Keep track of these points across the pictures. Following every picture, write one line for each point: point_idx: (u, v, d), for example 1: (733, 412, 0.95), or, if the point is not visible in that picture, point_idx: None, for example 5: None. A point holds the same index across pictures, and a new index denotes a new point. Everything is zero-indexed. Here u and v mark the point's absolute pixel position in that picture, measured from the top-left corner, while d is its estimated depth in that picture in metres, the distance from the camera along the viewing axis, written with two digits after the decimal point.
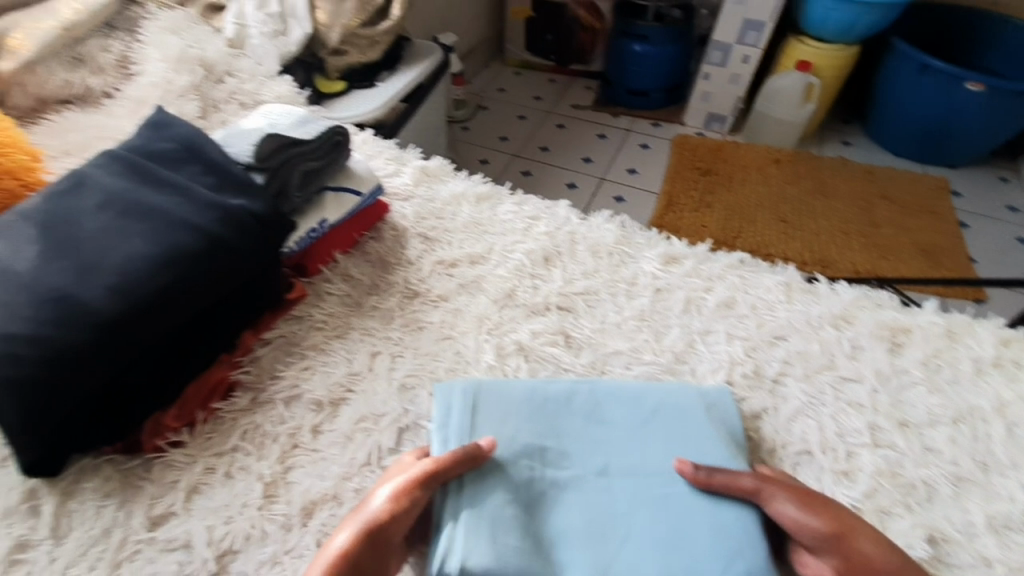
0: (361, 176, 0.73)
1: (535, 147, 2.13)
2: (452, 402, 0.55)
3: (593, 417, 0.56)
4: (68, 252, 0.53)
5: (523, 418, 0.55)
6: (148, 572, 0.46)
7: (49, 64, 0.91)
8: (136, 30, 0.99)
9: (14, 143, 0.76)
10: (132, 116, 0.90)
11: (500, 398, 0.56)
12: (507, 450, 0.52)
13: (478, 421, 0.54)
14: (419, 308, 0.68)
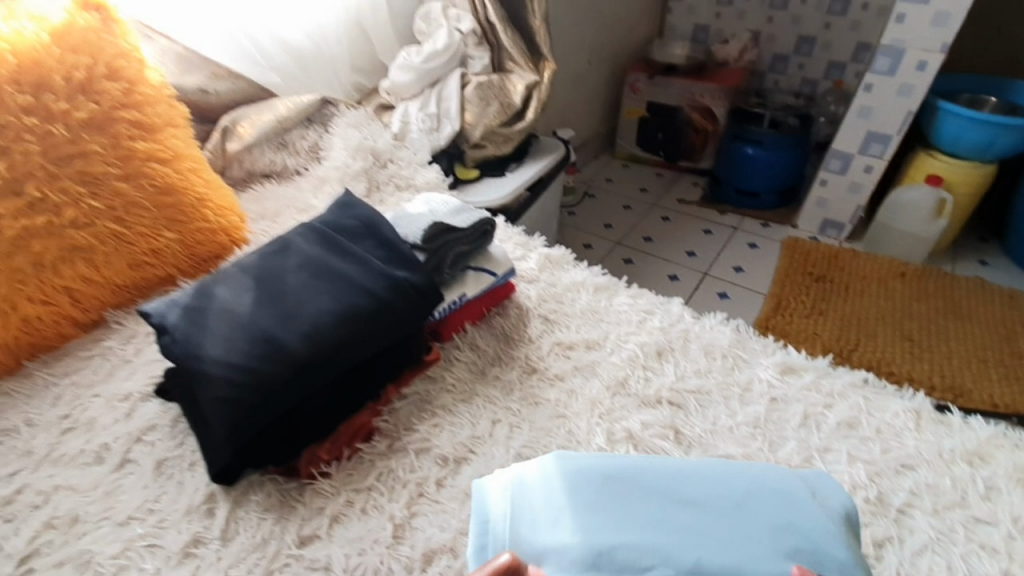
0: (497, 260, 0.83)
1: (639, 237, 2.20)
2: (499, 503, 0.52)
3: (653, 512, 0.52)
4: (274, 301, 0.66)
5: (570, 516, 0.51)
6: None
7: (261, 147, 1.11)
8: (328, 124, 1.17)
9: (232, 208, 0.96)
10: (313, 191, 1.08)
11: (538, 501, 0.52)
12: (566, 548, 0.48)
13: (521, 525, 0.50)
14: (537, 384, 0.74)
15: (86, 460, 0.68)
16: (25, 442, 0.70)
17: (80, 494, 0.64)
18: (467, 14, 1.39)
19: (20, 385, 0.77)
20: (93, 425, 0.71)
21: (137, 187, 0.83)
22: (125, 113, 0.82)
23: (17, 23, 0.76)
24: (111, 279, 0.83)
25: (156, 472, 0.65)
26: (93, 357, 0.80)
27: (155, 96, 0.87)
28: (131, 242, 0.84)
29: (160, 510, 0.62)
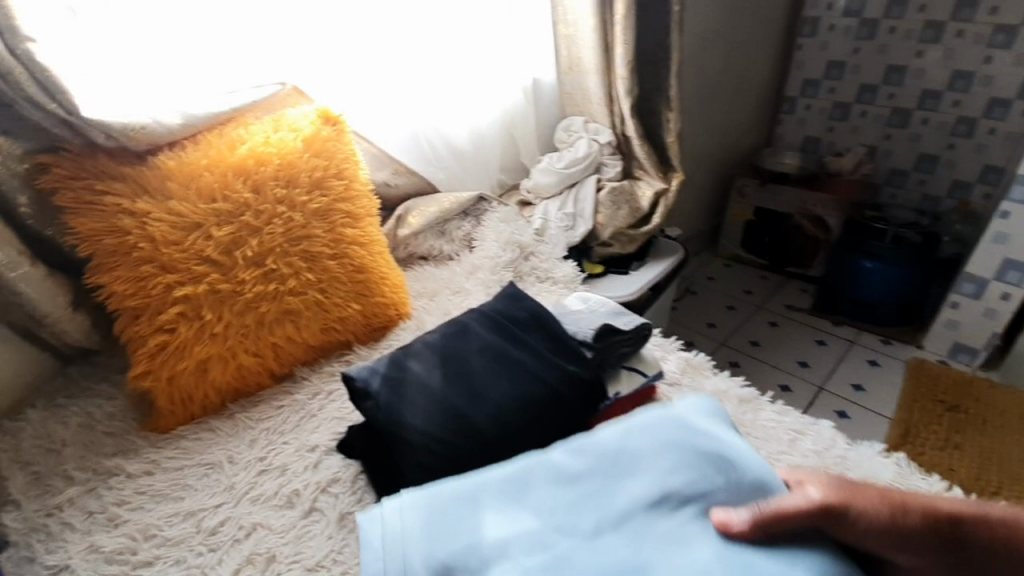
0: (648, 361, 0.88)
1: (745, 339, 2.12)
2: (385, 533, 0.58)
3: (514, 490, 0.62)
4: (461, 382, 0.75)
5: (442, 520, 0.59)
6: None
7: (424, 234, 1.26)
8: (482, 218, 1.31)
9: (401, 286, 1.09)
10: (466, 275, 1.20)
11: (409, 521, 0.59)
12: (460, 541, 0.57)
13: (411, 536, 0.57)
14: None
15: (278, 503, 0.77)
16: (228, 478, 0.81)
17: (276, 534, 0.73)
18: (605, 128, 1.52)
19: (223, 425, 0.89)
20: (285, 471, 0.81)
21: (340, 265, 0.98)
22: (343, 206, 0.99)
23: (282, 133, 0.95)
24: (306, 340, 0.96)
25: (340, 525, 0.74)
26: (283, 407, 0.91)
27: (363, 192, 1.04)
28: (327, 310, 0.97)
29: (344, 561, 0.70)
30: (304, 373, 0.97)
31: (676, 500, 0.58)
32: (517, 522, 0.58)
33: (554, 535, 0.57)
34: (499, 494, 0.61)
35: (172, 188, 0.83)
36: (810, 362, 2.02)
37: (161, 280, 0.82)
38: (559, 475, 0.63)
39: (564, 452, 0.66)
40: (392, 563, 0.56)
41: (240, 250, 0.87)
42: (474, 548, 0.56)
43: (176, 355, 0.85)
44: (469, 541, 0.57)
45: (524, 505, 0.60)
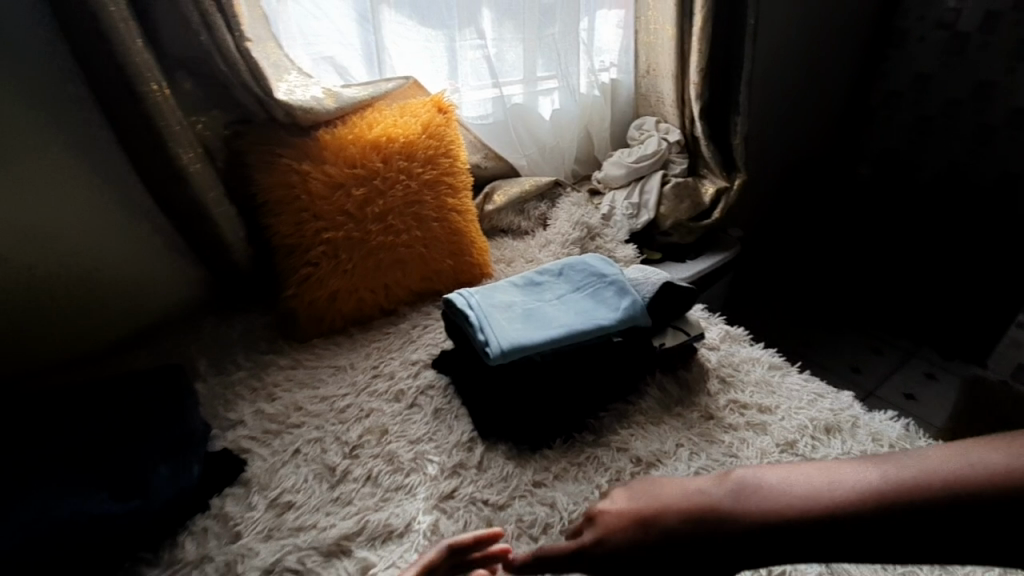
0: (691, 324, 1.06)
1: (796, 343, 2.09)
2: (457, 299, 0.96)
3: (516, 289, 1.02)
4: (542, 307, 0.98)
5: (485, 291, 0.99)
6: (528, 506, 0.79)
7: (507, 211, 1.46)
8: (556, 200, 1.51)
9: (486, 250, 1.30)
10: (539, 247, 1.40)
11: (467, 292, 0.98)
12: (494, 300, 0.97)
13: (471, 297, 0.97)
14: (713, 427, 0.93)
15: (389, 396, 0.99)
16: (351, 377, 1.05)
17: (388, 416, 0.95)
18: (675, 129, 1.66)
19: (345, 341, 1.14)
20: (392, 376, 1.03)
21: (441, 226, 1.20)
22: (448, 179, 1.21)
23: (407, 117, 1.18)
24: (410, 285, 1.19)
25: (435, 415, 0.95)
26: (390, 333, 1.14)
27: (464, 169, 1.26)
28: (427, 262, 1.19)
29: (437, 439, 0.90)
30: (405, 309, 1.20)
31: (593, 290, 1.02)
32: (514, 296, 1.00)
33: (533, 302, 0.99)
34: (501, 286, 1.03)
35: (326, 156, 1.09)
36: (863, 367, 1.98)
37: (312, 225, 1.08)
38: (539, 282, 1.05)
39: (533, 273, 1.08)
40: (465, 304, 0.94)
41: (369, 206, 1.12)
42: (500, 300, 0.97)
43: (316, 283, 1.10)
44: (496, 299, 0.97)
45: (518, 292, 1.01)
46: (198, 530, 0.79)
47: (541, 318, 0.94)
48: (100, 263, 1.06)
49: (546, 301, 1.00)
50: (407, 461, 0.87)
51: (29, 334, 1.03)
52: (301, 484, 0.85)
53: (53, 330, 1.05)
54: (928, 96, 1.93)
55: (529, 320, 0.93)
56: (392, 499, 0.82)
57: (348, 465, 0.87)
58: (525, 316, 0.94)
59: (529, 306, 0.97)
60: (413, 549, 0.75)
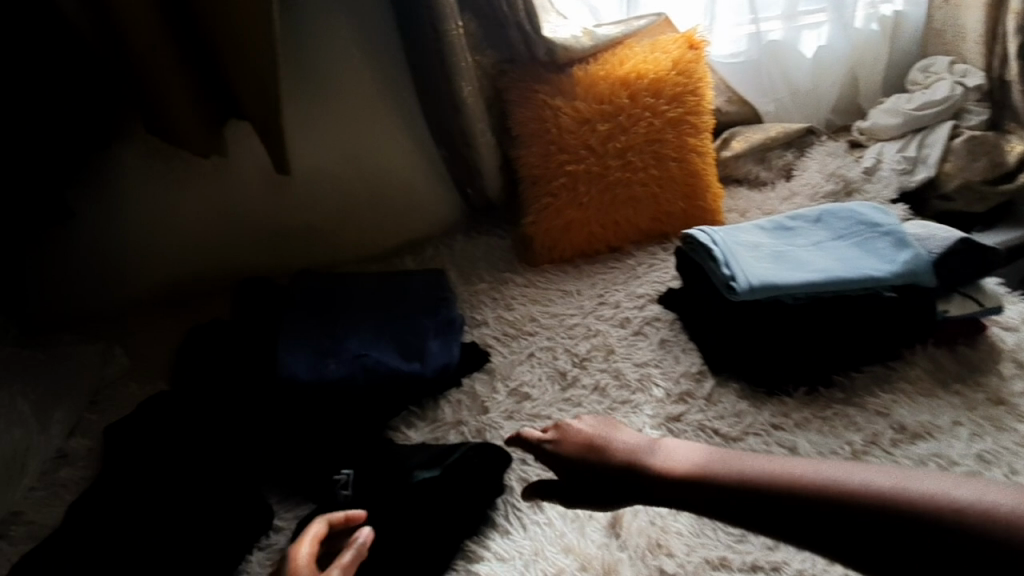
0: (988, 294, 0.88)
1: None
2: (700, 236, 0.93)
3: (764, 231, 0.96)
4: (795, 251, 0.90)
5: (730, 231, 0.95)
6: (767, 446, 0.80)
7: (745, 159, 1.35)
8: (806, 151, 1.36)
9: (720, 196, 1.23)
10: (781, 200, 1.28)
11: (711, 231, 0.95)
12: (740, 240, 0.92)
13: (715, 235, 0.93)
14: (1004, 414, 0.81)
15: (614, 322, 1.03)
16: (578, 300, 1.10)
17: (614, 338, 0.99)
18: (976, 70, 1.34)
19: (571, 270, 1.19)
20: (618, 305, 1.06)
21: (679, 167, 1.17)
22: (692, 118, 1.17)
23: (657, 54, 1.17)
24: (639, 224, 1.19)
25: (661, 344, 0.96)
26: (615, 268, 1.16)
27: (709, 108, 1.20)
28: (660, 202, 1.18)
29: (665, 367, 0.92)
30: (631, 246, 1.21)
31: (859, 239, 0.90)
32: (762, 238, 0.93)
33: (784, 246, 0.92)
34: (747, 228, 0.96)
35: (577, 92, 1.14)
36: None
37: (557, 158, 1.15)
38: (792, 226, 0.96)
39: (782, 218, 0.99)
40: (709, 241, 0.92)
41: (612, 142, 1.14)
42: (747, 241, 0.92)
43: (552, 213, 1.17)
44: (743, 239, 0.92)
45: (766, 235, 0.95)
46: (454, 399, 0.94)
47: (796, 262, 0.87)
48: (383, 173, 1.20)
49: (799, 246, 0.92)
50: (634, 380, 0.90)
51: (330, 232, 1.22)
52: (536, 381, 0.95)
53: (334, 243, 1.23)
54: None
55: (781, 264, 0.87)
56: (618, 410, 0.87)
57: (578, 373, 0.94)
58: (776, 257, 0.89)
59: (780, 249, 0.90)
60: None
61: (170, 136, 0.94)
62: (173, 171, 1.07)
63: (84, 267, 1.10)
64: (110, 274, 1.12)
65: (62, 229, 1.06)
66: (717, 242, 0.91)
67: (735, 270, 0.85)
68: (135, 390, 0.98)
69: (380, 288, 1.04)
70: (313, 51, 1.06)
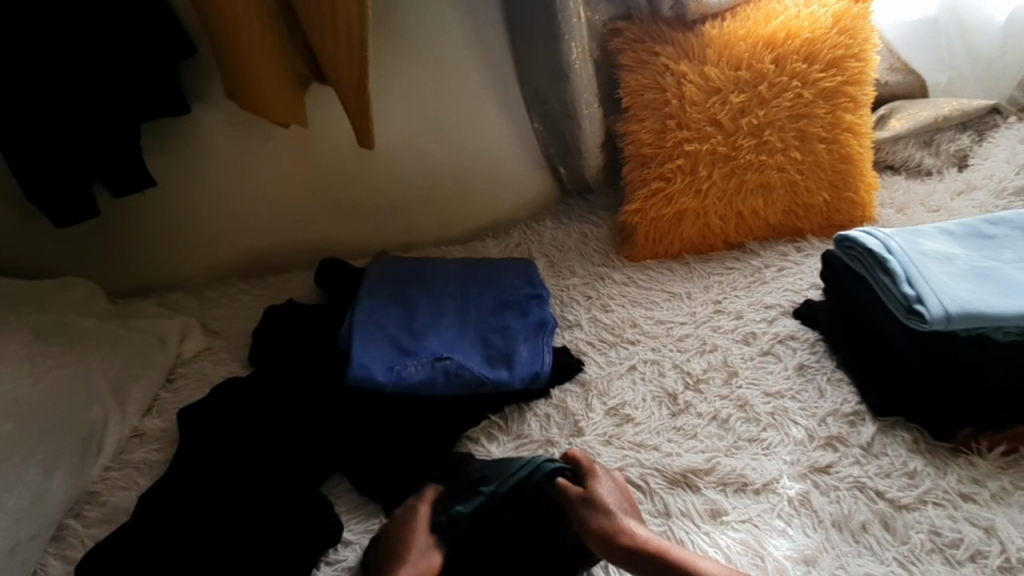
0: None
1: None
2: (869, 239, 0.73)
3: (953, 237, 0.75)
4: (1002, 268, 0.70)
5: (908, 235, 0.74)
6: (953, 522, 0.63)
7: (907, 141, 1.11)
8: (986, 134, 1.10)
9: (873, 188, 1.01)
10: (951, 195, 1.04)
11: (883, 233, 0.74)
12: (925, 249, 0.72)
13: (891, 239, 0.73)
14: None
15: (736, 337, 0.86)
16: (688, 306, 0.92)
17: (737, 358, 0.83)
18: None
19: (679, 269, 1.00)
20: (740, 316, 0.89)
21: (828, 150, 0.97)
22: (850, 90, 0.96)
23: (813, 8, 0.95)
24: (768, 217, 1.00)
25: (799, 371, 0.79)
26: (733, 270, 0.98)
27: (871, 79, 0.98)
28: (797, 193, 0.98)
29: (806, 401, 0.76)
30: (752, 243, 1.02)
31: None
32: (952, 247, 0.73)
33: (984, 259, 0.71)
34: (929, 231, 0.75)
35: (708, 55, 0.95)
36: None
37: (676, 135, 0.97)
38: (990, 231, 0.75)
39: (973, 220, 0.78)
40: (884, 248, 0.71)
41: (746, 118, 0.95)
42: (933, 250, 0.71)
43: (664, 201, 0.99)
44: (929, 248, 0.72)
45: (956, 242, 0.74)
46: (542, 413, 0.82)
47: (1006, 284, 0.67)
48: (472, 150, 1.08)
49: (1005, 261, 0.71)
50: (765, 414, 0.75)
51: (412, 211, 1.12)
52: (640, 401, 0.80)
53: (415, 224, 1.14)
54: None
55: (986, 285, 0.67)
56: (746, 450, 0.72)
57: (691, 398, 0.79)
58: (976, 275, 0.69)
59: (980, 264, 0.70)
60: (775, 514, 0.66)
61: (253, 104, 0.87)
62: (253, 140, 1.00)
63: (169, 237, 1.07)
64: (192, 246, 1.09)
65: (144, 198, 1.02)
66: (895, 250, 0.71)
67: (925, 291, 0.66)
68: (211, 371, 0.95)
69: (467, 278, 0.92)
70: (406, 6, 0.93)
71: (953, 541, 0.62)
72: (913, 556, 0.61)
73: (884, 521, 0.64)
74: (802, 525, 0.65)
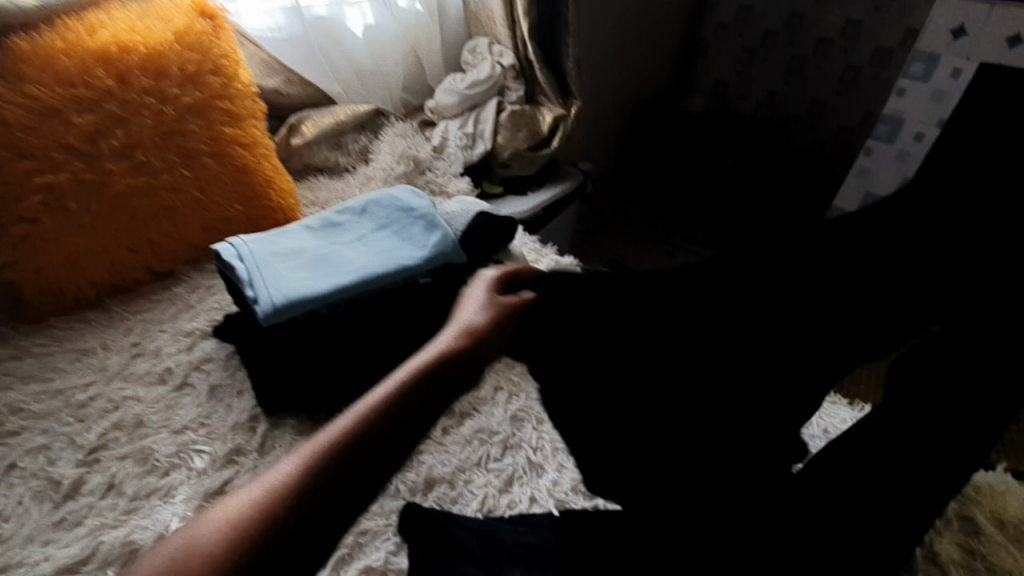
0: (515, 257, 0.98)
1: (661, 254, 2.09)
2: (228, 248, 0.79)
3: (310, 232, 0.85)
4: (338, 250, 0.82)
5: (265, 238, 0.81)
6: None
7: (318, 144, 1.31)
8: (378, 131, 1.37)
9: (290, 191, 1.08)
10: (359, 185, 1.25)
11: (243, 241, 0.80)
12: (274, 248, 0.79)
13: (246, 247, 0.79)
14: None
15: (149, 380, 0.79)
16: (98, 361, 0.81)
17: (144, 404, 0.76)
18: (508, 51, 1.52)
19: (97, 317, 0.89)
20: (157, 353, 0.83)
21: (220, 164, 0.98)
22: (220, 103, 0.98)
23: (149, 21, 0.93)
24: (186, 238, 0.97)
25: (210, 395, 0.77)
26: (161, 301, 0.92)
27: (249, 92, 1.04)
28: (206, 208, 0.98)
29: (210, 424, 0.74)
30: (176, 285, 0.96)
31: (400, 227, 0.87)
32: (304, 239, 0.83)
33: (326, 245, 0.83)
34: (290, 231, 0.85)
35: (25, 71, 0.82)
36: None
37: (20, 165, 0.81)
38: (340, 221, 0.88)
39: (332, 211, 0.91)
40: (235, 256, 0.77)
41: (105, 140, 0.87)
42: (283, 247, 0.80)
43: (40, 246, 0.84)
44: (278, 245, 0.80)
45: (310, 234, 0.85)
46: None
47: (333, 262, 0.78)
48: None
49: (345, 244, 0.83)
50: (165, 458, 0.69)
51: None
52: (11, 509, 0.64)
53: None
54: (750, 27, 2.14)
55: (316, 269, 0.77)
56: (140, 509, 0.65)
57: (82, 473, 0.68)
58: (315, 263, 0.78)
59: (319, 251, 0.81)
60: None
61: None
62: None
63: None
64: None
65: None
66: (244, 256, 0.77)
67: (258, 288, 0.72)
68: None
69: None
70: None
71: None
72: None
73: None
74: None
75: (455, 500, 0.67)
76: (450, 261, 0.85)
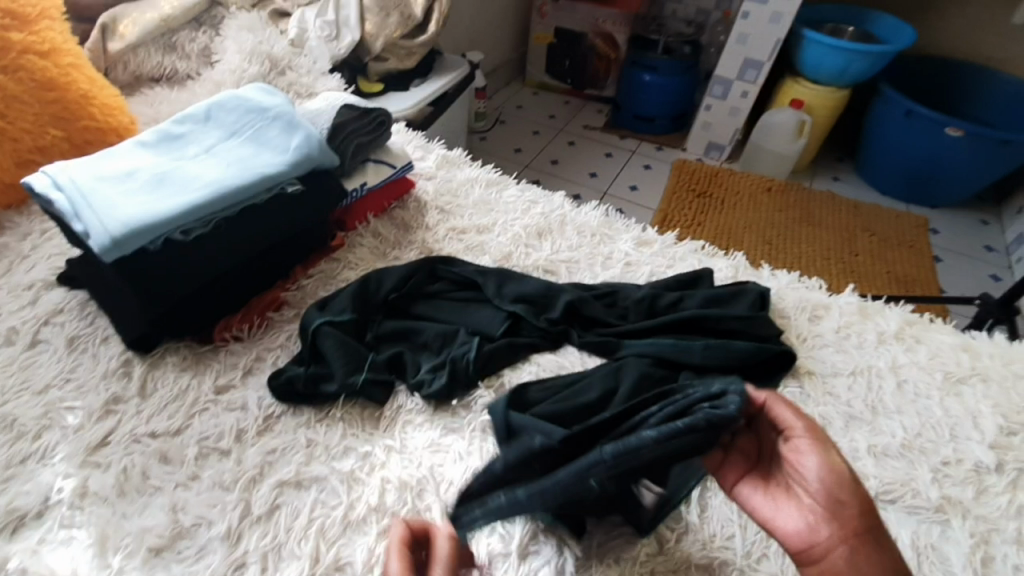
0: (396, 154, 0.90)
1: (563, 142, 2.06)
2: (46, 181, 0.67)
3: (147, 148, 0.74)
4: (184, 164, 0.71)
5: (89, 162, 0.69)
6: (215, 419, 0.63)
7: (147, 48, 1.12)
8: (219, 27, 1.17)
9: (121, 108, 0.92)
10: (208, 93, 1.08)
11: (62, 168, 0.68)
12: (103, 172, 0.68)
13: (66, 174, 0.67)
14: (444, 244, 0.86)
15: None
16: None
17: None
18: None
19: None
20: None
21: (15, 79, 0.81)
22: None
23: None
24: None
25: (70, 348, 0.69)
26: None
27: None
28: (13, 138, 0.81)
29: (77, 378, 0.66)
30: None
31: (255, 132, 0.77)
32: (141, 157, 0.72)
33: (169, 162, 0.72)
34: (122, 150, 0.73)
35: None
36: (615, 152, 2.04)
37: None
38: (184, 133, 0.76)
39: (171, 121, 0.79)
40: (55, 187, 0.65)
41: None
42: (114, 169, 0.69)
43: None
44: (108, 168, 0.69)
45: (148, 151, 0.73)
46: None
47: (180, 180, 0.69)
48: None
49: (190, 159, 0.73)
50: (30, 421, 0.62)
51: None
52: None
53: None
54: None
55: (160, 189, 0.67)
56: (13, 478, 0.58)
57: None
58: (155, 183, 0.68)
59: (160, 168, 0.70)
60: (56, 527, 0.54)
61: None
62: None
63: None
64: None
65: None
66: (66, 184, 0.65)
67: (89, 218, 0.62)
68: None
69: None
70: None
71: (218, 436, 0.61)
72: (192, 471, 0.59)
73: (165, 456, 0.60)
74: (86, 518, 0.55)
75: (362, 405, 0.66)
76: (318, 164, 0.77)
